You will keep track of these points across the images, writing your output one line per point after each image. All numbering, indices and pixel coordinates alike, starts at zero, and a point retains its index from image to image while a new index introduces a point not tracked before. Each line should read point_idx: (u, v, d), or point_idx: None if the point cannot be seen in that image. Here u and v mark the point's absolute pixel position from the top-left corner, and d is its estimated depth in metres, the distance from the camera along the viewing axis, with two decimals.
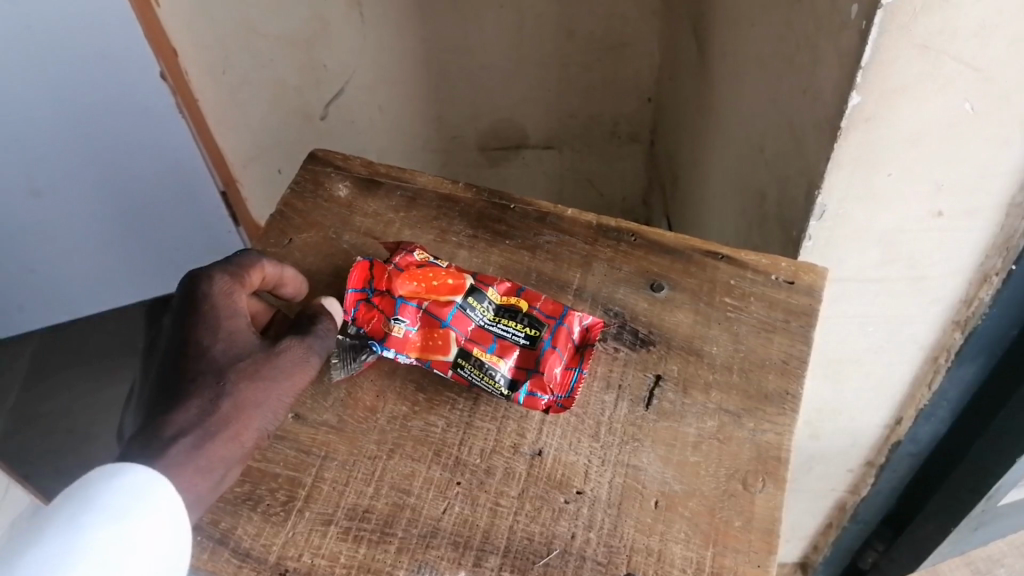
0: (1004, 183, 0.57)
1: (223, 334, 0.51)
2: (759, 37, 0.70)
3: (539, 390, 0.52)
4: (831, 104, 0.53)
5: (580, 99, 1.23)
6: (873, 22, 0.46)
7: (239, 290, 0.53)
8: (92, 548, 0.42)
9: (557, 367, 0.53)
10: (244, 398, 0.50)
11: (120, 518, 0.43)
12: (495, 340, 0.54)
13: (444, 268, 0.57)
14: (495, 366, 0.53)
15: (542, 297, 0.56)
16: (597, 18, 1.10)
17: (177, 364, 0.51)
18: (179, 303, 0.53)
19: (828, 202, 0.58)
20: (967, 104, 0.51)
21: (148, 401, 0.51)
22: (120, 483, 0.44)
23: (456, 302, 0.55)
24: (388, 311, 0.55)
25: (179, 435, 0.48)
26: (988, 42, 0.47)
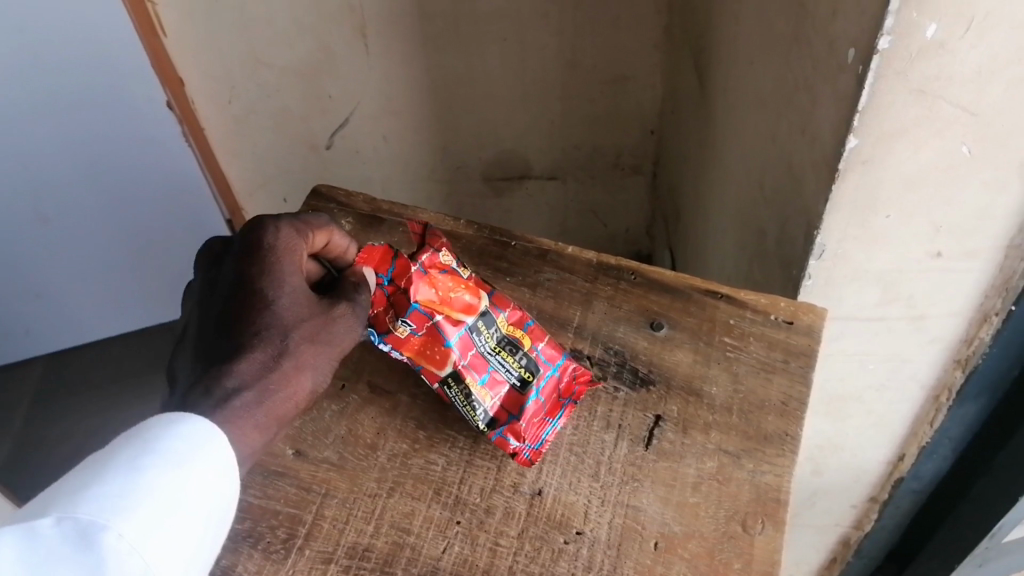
0: (1002, 225, 0.58)
1: (286, 288, 0.50)
2: (759, 75, 0.71)
3: (513, 436, 0.52)
4: (828, 145, 0.54)
5: (583, 131, 1.24)
6: (870, 66, 0.46)
7: (302, 248, 0.52)
8: (150, 490, 0.41)
9: (537, 417, 0.53)
10: (304, 358, 0.49)
11: (182, 463, 0.42)
12: (488, 371, 0.55)
13: (464, 280, 0.55)
14: (480, 398, 0.54)
15: (548, 341, 0.56)
16: (599, 51, 1.12)
17: (237, 313, 0.49)
18: (240, 251, 0.51)
19: (827, 241, 0.59)
20: (965, 147, 0.51)
21: (201, 350, 0.49)
22: (181, 427, 0.44)
23: (466, 324, 0.54)
24: (400, 311, 0.54)
25: (240, 389, 0.47)
26: (984, 87, 0.48)
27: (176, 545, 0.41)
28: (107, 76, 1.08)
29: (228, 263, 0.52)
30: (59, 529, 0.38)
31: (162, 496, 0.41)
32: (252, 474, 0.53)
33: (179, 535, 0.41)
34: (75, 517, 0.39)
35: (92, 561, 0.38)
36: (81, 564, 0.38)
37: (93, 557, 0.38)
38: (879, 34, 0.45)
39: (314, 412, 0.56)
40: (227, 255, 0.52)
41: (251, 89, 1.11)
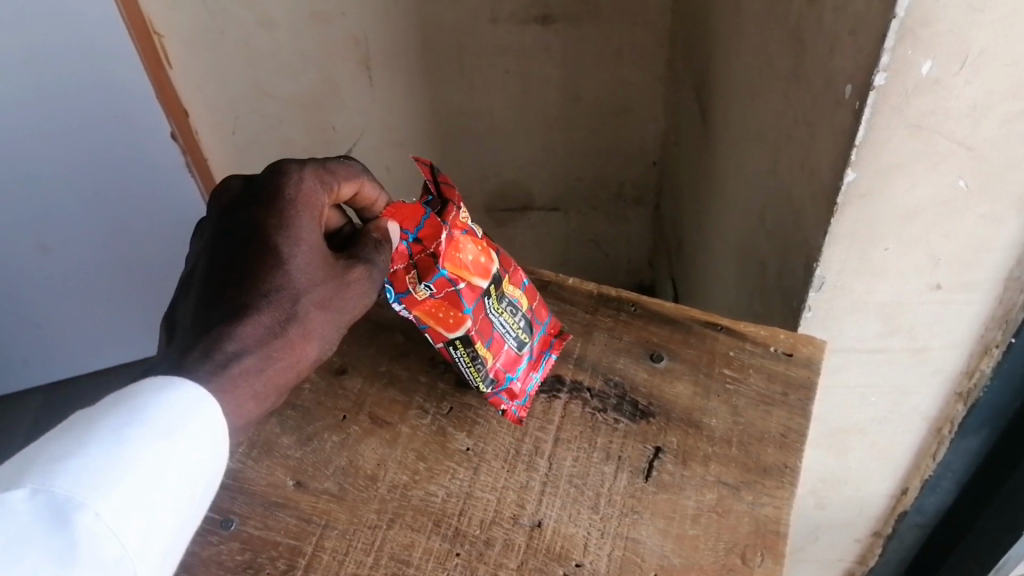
0: (1000, 258, 0.58)
1: (302, 246, 0.49)
2: (759, 108, 0.71)
3: (507, 395, 0.56)
4: (827, 180, 0.54)
5: (585, 163, 1.25)
6: (866, 102, 0.47)
7: (321, 201, 0.51)
8: (134, 461, 0.40)
9: (527, 377, 0.57)
10: (310, 323, 0.49)
11: (168, 435, 0.42)
12: (494, 333, 0.56)
13: (481, 243, 0.55)
14: (485, 359, 0.55)
15: (539, 305, 0.60)
16: (601, 84, 1.13)
17: (246, 270, 0.48)
18: (258, 196, 0.50)
19: (827, 273, 0.59)
20: (961, 181, 0.52)
21: (205, 299, 0.48)
22: (169, 396, 0.43)
23: (483, 289, 0.55)
24: (426, 275, 0.53)
25: (242, 354, 0.46)
26: (979, 122, 0.48)
27: (157, 519, 0.40)
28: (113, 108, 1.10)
29: (244, 207, 0.50)
30: (33, 503, 0.37)
31: (145, 467, 0.41)
32: (253, 505, 0.53)
33: (160, 508, 0.41)
34: (52, 491, 0.37)
35: (67, 538, 0.37)
36: (55, 541, 0.36)
37: (69, 535, 0.37)
38: (875, 71, 0.46)
39: (315, 443, 0.56)
40: (244, 197, 0.51)
41: (254, 120, 1.13)
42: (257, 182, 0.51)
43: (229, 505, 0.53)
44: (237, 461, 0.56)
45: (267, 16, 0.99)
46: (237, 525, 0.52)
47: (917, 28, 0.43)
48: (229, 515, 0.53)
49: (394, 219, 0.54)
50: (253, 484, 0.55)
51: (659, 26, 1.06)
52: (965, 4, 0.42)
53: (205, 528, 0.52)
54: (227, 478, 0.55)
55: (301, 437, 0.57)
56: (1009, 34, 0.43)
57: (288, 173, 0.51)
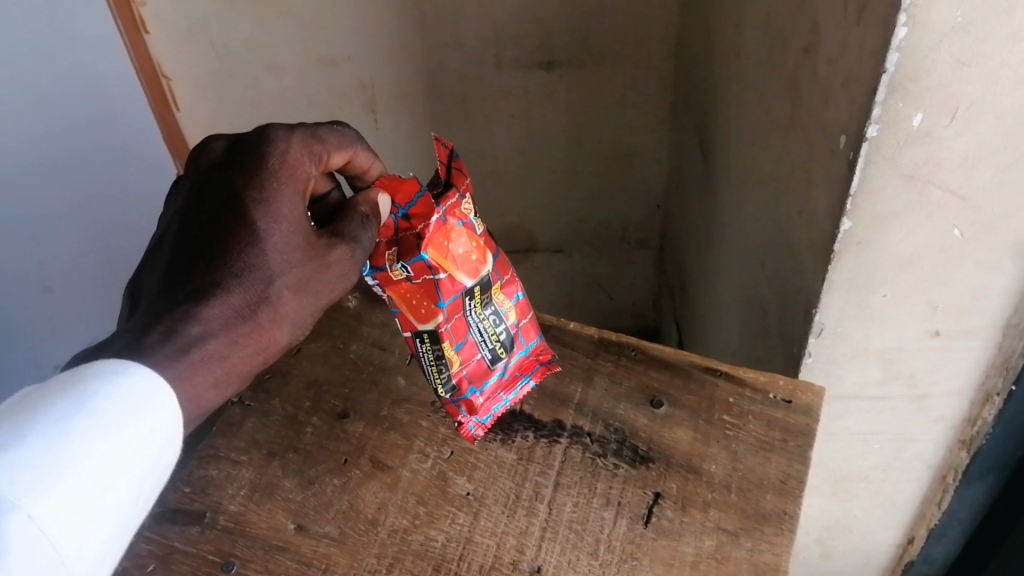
0: (998, 306, 0.58)
1: (281, 221, 0.50)
2: (759, 155, 0.72)
3: (466, 409, 0.58)
4: (823, 228, 0.55)
5: (588, 206, 1.27)
6: (859, 152, 0.48)
7: (303, 173, 0.52)
8: (77, 456, 0.41)
9: (491, 391, 0.59)
10: (279, 305, 0.50)
11: (114, 429, 0.42)
12: (467, 337, 0.58)
13: (476, 242, 0.57)
14: (449, 363, 0.58)
15: (528, 322, 0.62)
16: (604, 128, 1.16)
17: (221, 243, 0.49)
18: (242, 166, 0.51)
19: (826, 320, 0.60)
20: (956, 230, 0.52)
21: (175, 267, 0.49)
22: (120, 385, 0.43)
23: (464, 288, 0.56)
24: (405, 255, 0.55)
25: (206, 335, 0.47)
26: (971, 173, 0.49)
27: (102, 510, 0.42)
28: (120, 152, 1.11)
29: (226, 176, 0.51)
30: None
31: (90, 462, 0.41)
32: (253, 548, 0.53)
33: (105, 500, 0.42)
34: None
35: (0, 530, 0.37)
36: None
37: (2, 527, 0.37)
38: (868, 122, 0.47)
39: (317, 486, 0.57)
40: (227, 167, 0.52)
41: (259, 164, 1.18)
42: (243, 150, 0.52)
43: (230, 548, 0.54)
44: (240, 503, 0.56)
45: (274, 61, 1.04)
46: (237, 568, 0.53)
47: (907, 82, 0.44)
48: (229, 558, 0.53)
49: (391, 193, 0.56)
50: (255, 527, 0.55)
51: (661, 72, 1.09)
52: (952, 59, 0.43)
53: (206, 571, 0.53)
54: (229, 521, 0.55)
55: (302, 481, 0.57)
56: (995, 86, 0.45)
57: (276, 145, 0.52)
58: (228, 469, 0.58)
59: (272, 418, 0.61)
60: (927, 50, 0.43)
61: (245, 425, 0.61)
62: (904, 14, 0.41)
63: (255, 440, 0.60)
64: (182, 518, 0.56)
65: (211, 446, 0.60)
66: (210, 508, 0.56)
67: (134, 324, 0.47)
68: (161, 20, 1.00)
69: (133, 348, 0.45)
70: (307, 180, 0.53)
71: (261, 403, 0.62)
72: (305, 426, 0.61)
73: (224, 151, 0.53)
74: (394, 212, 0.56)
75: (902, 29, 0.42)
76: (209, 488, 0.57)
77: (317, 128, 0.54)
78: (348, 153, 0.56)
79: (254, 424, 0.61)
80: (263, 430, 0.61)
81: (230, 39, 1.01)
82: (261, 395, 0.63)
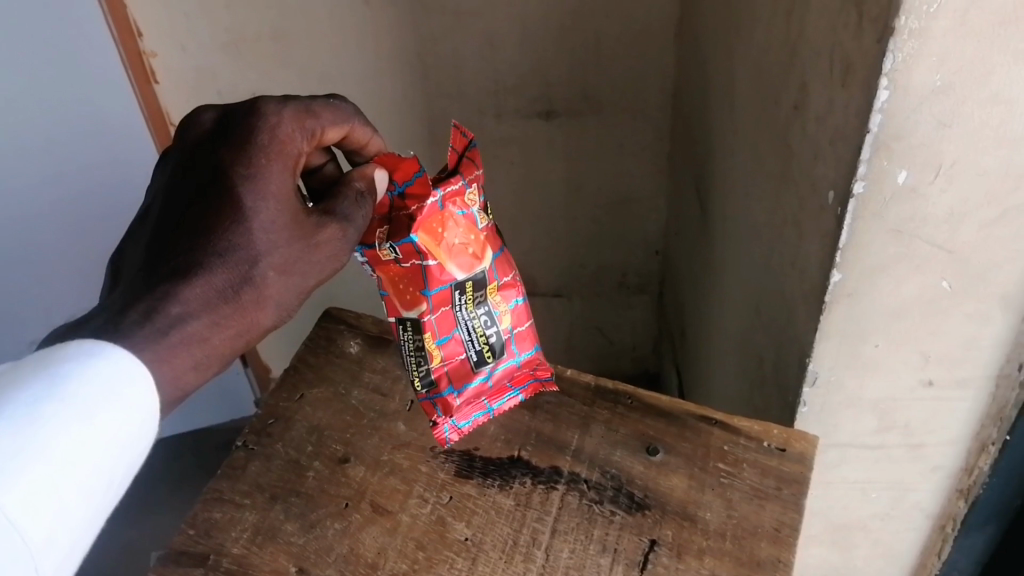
0: (989, 358, 0.59)
1: (269, 202, 0.51)
2: (752, 205, 0.74)
3: (442, 407, 0.61)
4: (814, 280, 0.57)
5: (588, 251, 1.29)
6: (847, 207, 0.50)
7: (293, 150, 0.53)
8: (51, 438, 0.41)
9: (472, 393, 0.61)
10: (264, 285, 0.51)
11: (92, 409, 0.42)
12: (453, 334, 0.60)
13: (473, 233, 0.58)
14: (430, 357, 0.60)
15: (524, 329, 0.63)
16: (602, 176, 1.18)
17: (208, 222, 0.50)
18: (231, 140, 0.52)
19: (819, 369, 0.61)
20: (944, 282, 0.54)
21: (161, 244, 0.50)
22: (96, 366, 0.43)
23: (452, 281, 0.58)
24: (394, 237, 0.56)
25: (187, 315, 0.48)
26: (957, 228, 0.51)
27: (75, 494, 0.41)
28: None
29: (215, 150, 0.52)
30: None
31: (63, 444, 0.41)
32: None
33: (77, 484, 0.41)
34: None
35: None
36: None
37: None
38: (854, 179, 0.49)
39: (318, 530, 0.57)
40: (217, 141, 0.53)
41: None
42: (232, 125, 0.53)
43: None
44: (242, 545, 0.57)
45: None
46: None
47: (891, 141, 0.47)
48: None
49: (388, 169, 0.58)
50: (257, 569, 0.56)
51: (658, 120, 1.12)
52: (933, 119, 0.46)
53: None
54: (232, 563, 0.56)
55: (304, 524, 0.58)
56: (975, 145, 0.47)
57: (267, 120, 0.52)
58: (231, 511, 0.59)
59: (274, 462, 0.62)
60: (909, 111, 0.46)
61: (248, 468, 0.62)
62: (885, 78, 0.44)
63: (259, 483, 0.61)
64: (185, 559, 0.56)
65: (215, 489, 0.61)
66: (213, 550, 0.57)
67: (117, 300, 0.48)
68: (170, 72, 1.01)
69: (111, 331, 0.46)
70: (298, 157, 0.53)
71: (264, 446, 0.63)
72: (307, 469, 0.61)
73: (214, 123, 0.54)
74: (392, 189, 0.58)
75: (884, 92, 0.45)
76: (213, 530, 0.58)
77: (309, 104, 0.55)
78: (345, 129, 0.57)
79: (257, 467, 0.62)
80: (267, 474, 0.61)
81: (236, 89, 1.04)
82: (264, 439, 0.64)
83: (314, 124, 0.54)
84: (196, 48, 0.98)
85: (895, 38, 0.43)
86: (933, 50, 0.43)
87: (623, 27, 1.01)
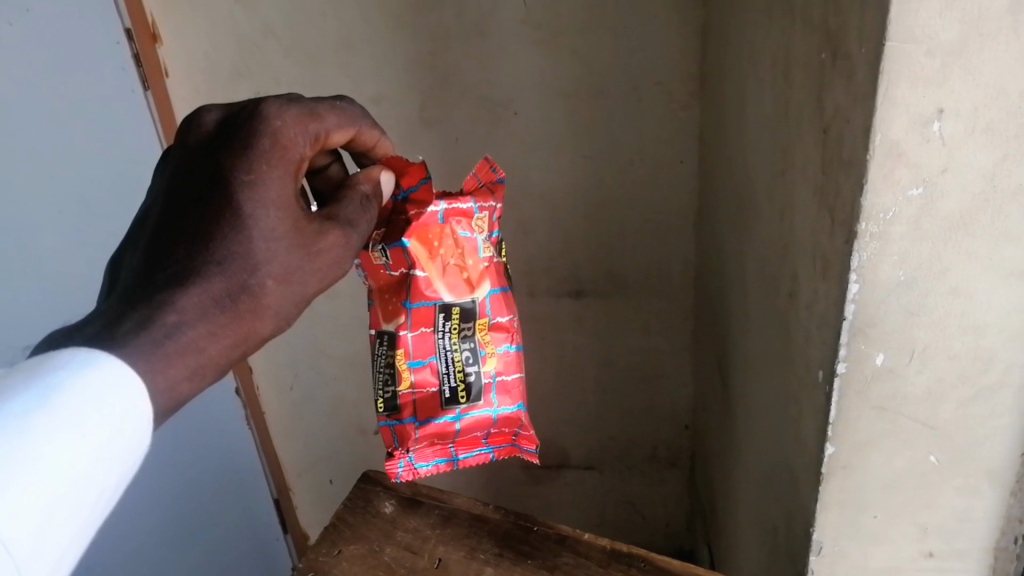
0: (985, 530, 0.62)
1: (270, 210, 0.54)
2: (761, 383, 0.80)
3: (408, 425, 0.73)
4: (812, 451, 0.61)
5: (618, 424, 1.34)
6: (834, 385, 0.56)
7: (293, 156, 0.56)
8: (43, 446, 0.42)
9: (437, 424, 0.72)
10: (260, 294, 0.54)
11: (85, 412, 0.44)
12: (429, 361, 0.71)
13: (467, 250, 0.71)
14: (402, 376, 0.72)
15: (510, 379, 0.73)
16: (630, 354, 1.25)
17: (207, 228, 0.53)
18: (232, 143, 0.55)
19: (823, 537, 0.64)
20: (931, 456, 0.58)
21: (158, 248, 0.53)
22: (85, 372, 0.45)
23: (438, 300, 0.71)
24: (386, 241, 0.70)
25: (182, 322, 0.51)
26: (936, 406, 0.56)
27: (65, 501, 0.43)
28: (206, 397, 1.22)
29: (215, 152, 0.55)
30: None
31: (55, 448, 0.43)
32: None
33: (70, 490, 0.43)
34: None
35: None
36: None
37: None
38: (836, 359, 0.55)
39: None
40: (217, 144, 0.56)
41: (312, 378, 1.30)
42: (236, 128, 0.56)
43: None
44: None
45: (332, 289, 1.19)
46: None
47: (865, 327, 0.53)
48: None
49: (397, 173, 0.68)
50: None
51: (683, 301, 1.19)
52: (902, 309, 0.52)
53: None
54: None
55: None
56: (943, 332, 0.53)
57: (270, 124, 0.55)
58: None
59: None
60: (878, 301, 0.52)
61: None
62: (854, 273, 0.51)
63: None
64: None
65: None
66: None
67: (113, 307, 0.51)
68: None
69: (106, 339, 0.48)
70: (299, 162, 0.57)
71: None
72: None
73: (216, 125, 0.57)
74: (398, 193, 0.69)
75: (855, 285, 0.52)
76: None
77: (313, 106, 0.58)
78: (348, 130, 0.62)
79: None
80: None
81: None
82: None
83: (317, 126, 0.58)
84: None
85: (858, 239, 0.50)
86: (893, 249, 0.50)
87: (644, 217, 1.12)
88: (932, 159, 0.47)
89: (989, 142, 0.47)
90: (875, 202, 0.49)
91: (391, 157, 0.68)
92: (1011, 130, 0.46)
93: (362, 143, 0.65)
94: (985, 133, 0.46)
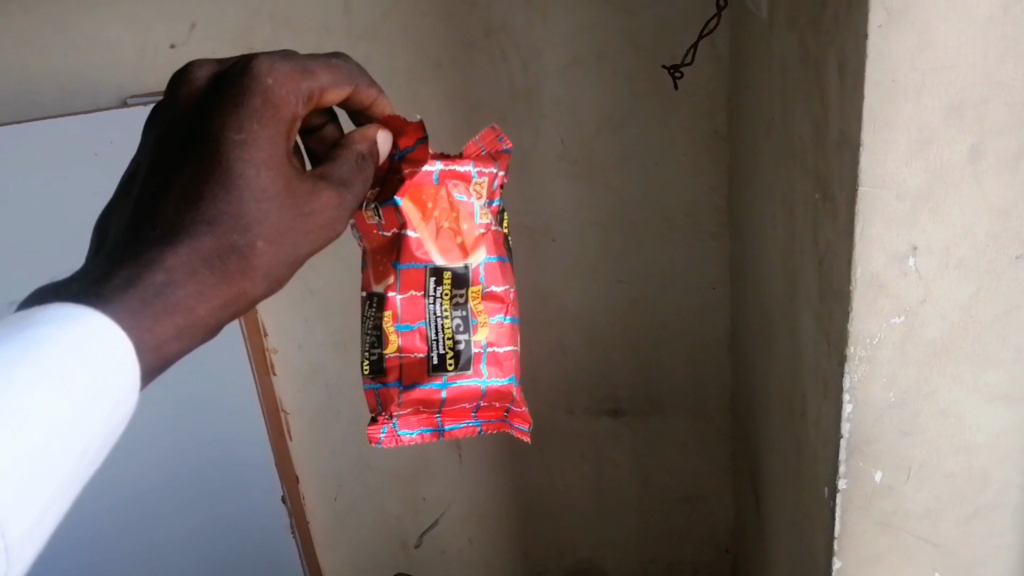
0: None
1: (261, 169, 0.54)
2: (783, 502, 0.82)
3: (391, 391, 0.72)
4: (822, 560, 0.64)
5: (657, 545, 1.34)
6: (836, 501, 0.59)
7: (282, 114, 0.55)
8: (27, 396, 0.40)
9: (421, 391, 0.71)
10: (251, 255, 0.53)
11: (67, 363, 0.41)
12: (418, 326, 0.71)
13: (462, 215, 0.71)
14: (388, 338, 0.71)
15: (501, 351, 0.72)
16: (667, 474, 1.27)
17: (199, 188, 0.52)
18: (223, 101, 0.54)
19: None
20: (936, 572, 0.60)
21: (147, 208, 0.52)
22: (70, 326, 0.43)
23: (429, 263, 0.71)
24: (379, 200, 0.70)
25: (169, 282, 0.49)
26: (937, 523, 0.59)
27: (45, 457, 0.40)
28: (240, 486, 1.22)
29: (207, 109, 0.55)
30: None
31: (38, 398, 0.40)
32: None
33: (49, 446, 0.40)
34: None
35: None
36: None
37: None
38: (837, 476, 0.58)
39: None
40: (209, 102, 0.55)
41: (356, 489, 1.35)
42: (228, 85, 0.55)
43: None
44: None
45: None
46: None
47: (862, 445, 0.57)
48: None
49: (395, 132, 0.69)
50: None
51: (719, 421, 1.22)
52: (896, 429, 0.56)
53: None
54: None
55: None
56: (936, 451, 0.56)
57: (262, 82, 0.55)
58: None
59: None
60: (873, 421, 0.56)
61: None
62: (846, 394, 0.56)
63: None
64: None
65: None
66: None
67: (98, 268, 0.49)
68: (289, 366, 1.25)
69: (93, 296, 0.46)
70: (291, 121, 0.56)
71: None
72: None
73: (206, 81, 0.57)
74: (393, 152, 0.70)
75: (848, 406, 0.56)
76: None
77: (307, 63, 0.58)
78: (345, 90, 0.62)
79: None
80: None
81: (343, 382, 1.25)
82: None
83: (310, 85, 0.58)
84: (311, 346, 1.23)
85: (848, 362, 0.55)
86: (882, 372, 0.54)
87: (679, 340, 1.17)
88: (911, 291, 0.52)
89: (962, 276, 0.52)
90: (861, 328, 0.53)
91: (389, 116, 0.69)
92: (980, 264, 0.51)
93: (360, 101, 0.66)
94: (958, 268, 0.51)
